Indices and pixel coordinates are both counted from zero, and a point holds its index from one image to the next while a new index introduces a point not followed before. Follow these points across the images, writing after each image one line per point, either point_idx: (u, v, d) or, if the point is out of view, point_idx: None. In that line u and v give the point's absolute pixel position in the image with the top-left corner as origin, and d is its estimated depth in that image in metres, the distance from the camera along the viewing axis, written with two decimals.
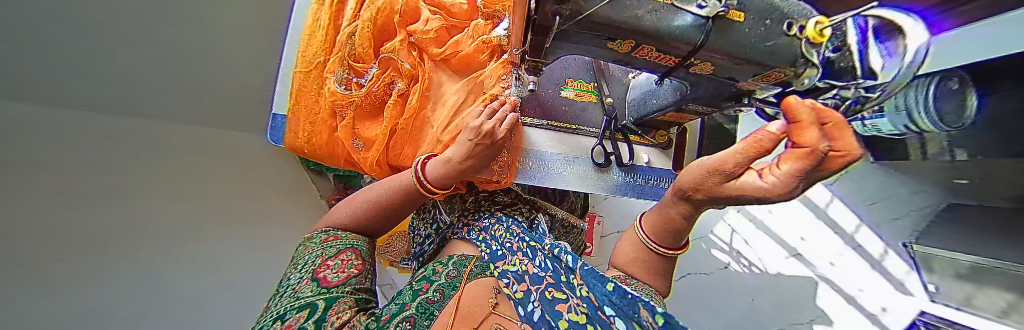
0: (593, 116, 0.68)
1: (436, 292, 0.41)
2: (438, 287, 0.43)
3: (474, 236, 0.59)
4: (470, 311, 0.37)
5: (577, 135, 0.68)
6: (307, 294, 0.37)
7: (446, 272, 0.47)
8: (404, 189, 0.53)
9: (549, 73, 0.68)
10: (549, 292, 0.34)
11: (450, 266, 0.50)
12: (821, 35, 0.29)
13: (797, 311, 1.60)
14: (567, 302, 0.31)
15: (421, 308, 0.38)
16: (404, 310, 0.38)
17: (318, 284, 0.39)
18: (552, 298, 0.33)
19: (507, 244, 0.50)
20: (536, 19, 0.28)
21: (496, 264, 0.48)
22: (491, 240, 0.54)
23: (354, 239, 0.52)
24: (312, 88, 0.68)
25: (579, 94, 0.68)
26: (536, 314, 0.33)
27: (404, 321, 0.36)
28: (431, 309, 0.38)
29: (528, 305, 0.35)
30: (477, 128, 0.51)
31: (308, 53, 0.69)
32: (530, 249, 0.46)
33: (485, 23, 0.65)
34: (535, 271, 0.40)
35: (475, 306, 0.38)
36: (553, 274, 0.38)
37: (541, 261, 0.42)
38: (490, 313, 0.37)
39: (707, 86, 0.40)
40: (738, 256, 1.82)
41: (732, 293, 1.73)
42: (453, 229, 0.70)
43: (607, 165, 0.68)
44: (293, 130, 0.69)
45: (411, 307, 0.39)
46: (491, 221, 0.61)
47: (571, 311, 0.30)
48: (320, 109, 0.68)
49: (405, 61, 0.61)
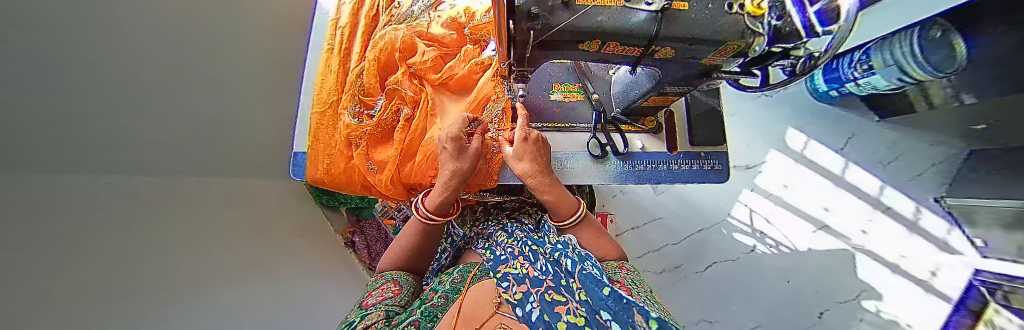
0: (583, 113, 0.74)
1: (440, 298, 0.48)
2: (443, 292, 0.49)
3: (480, 244, 0.64)
4: (471, 313, 0.42)
5: (572, 133, 0.73)
6: (351, 316, 0.45)
7: (450, 279, 0.54)
8: (418, 231, 0.61)
9: (536, 80, 0.75)
10: (549, 294, 0.36)
11: (456, 273, 0.57)
12: (759, 8, 0.33)
13: (840, 288, 1.46)
14: (566, 304, 0.33)
15: (427, 311, 0.44)
16: (411, 315, 0.43)
17: (360, 308, 0.46)
18: (552, 299, 0.34)
19: (508, 250, 0.54)
20: (516, 36, 0.34)
21: (496, 268, 0.50)
22: (496, 247, 0.58)
23: (397, 274, 0.57)
24: (327, 124, 0.75)
25: (567, 96, 0.74)
26: (536, 314, 0.34)
27: (411, 324, 0.41)
28: (435, 312, 0.44)
29: (527, 305, 0.36)
30: (443, 136, 0.60)
31: (322, 94, 0.77)
32: (531, 253, 0.50)
33: (474, 47, 0.73)
34: (535, 274, 0.42)
35: (476, 309, 0.43)
36: (553, 277, 0.40)
37: (541, 265, 0.45)
38: (494, 312, 0.41)
39: (674, 69, 0.45)
40: (762, 237, 1.74)
41: (763, 277, 1.64)
42: (465, 238, 0.75)
43: (604, 156, 0.72)
44: (314, 164, 0.74)
45: (418, 312, 0.44)
46: (496, 229, 0.66)
47: (570, 313, 0.32)
48: (336, 142, 0.73)
49: (408, 89, 0.69)
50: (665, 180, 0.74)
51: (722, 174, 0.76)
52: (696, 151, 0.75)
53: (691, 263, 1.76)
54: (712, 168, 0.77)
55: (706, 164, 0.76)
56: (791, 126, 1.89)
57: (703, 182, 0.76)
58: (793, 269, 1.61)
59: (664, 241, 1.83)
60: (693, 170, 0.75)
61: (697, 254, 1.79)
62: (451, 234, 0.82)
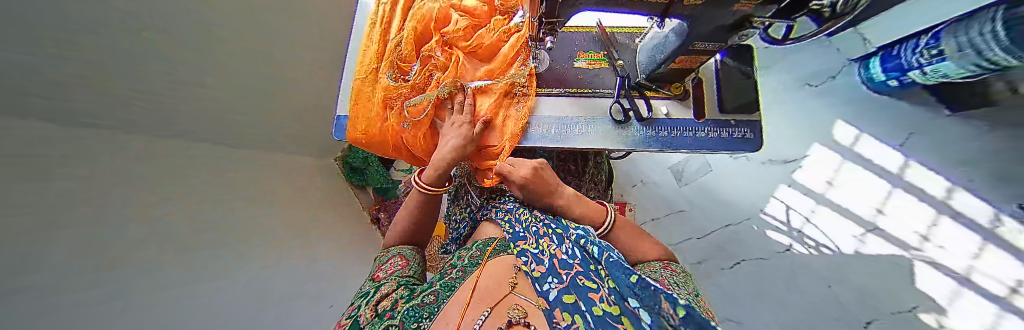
0: (605, 79, 0.83)
1: (460, 271, 0.61)
2: (464, 266, 0.62)
3: (500, 219, 0.74)
4: (488, 290, 0.50)
5: (594, 98, 0.81)
6: (367, 285, 0.60)
7: (471, 254, 0.67)
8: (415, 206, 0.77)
9: (563, 50, 0.87)
10: (579, 279, 0.39)
11: (476, 249, 0.70)
12: None
13: (889, 298, 1.21)
14: (597, 291, 0.34)
15: (446, 284, 0.57)
16: (433, 286, 0.56)
17: (372, 281, 0.61)
18: (583, 285, 0.37)
19: (531, 228, 0.61)
20: None
21: (515, 243, 0.61)
22: (515, 224, 0.67)
23: (402, 249, 0.74)
24: (367, 89, 0.81)
25: (591, 63, 0.85)
26: (552, 292, 0.41)
27: (433, 293, 0.53)
28: (453, 283, 0.56)
29: (545, 283, 0.44)
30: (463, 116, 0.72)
31: (364, 62, 0.84)
32: (554, 236, 0.54)
33: (502, 18, 0.82)
34: (563, 257, 0.46)
35: (493, 287, 0.51)
36: (582, 262, 0.43)
37: (567, 248, 0.48)
38: (508, 292, 0.48)
39: (706, 19, 0.45)
40: (801, 237, 1.59)
41: (797, 280, 1.50)
42: (484, 211, 0.85)
43: (627, 121, 0.78)
44: (352, 124, 0.81)
45: (438, 284, 0.57)
46: (514, 206, 0.74)
47: (603, 300, 0.32)
48: (373, 104, 0.80)
49: (441, 56, 0.78)
50: (687, 149, 0.77)
51: (751, 143, 0.76)
52: (722, 119, 0.77)
53: (718, 259, 1.74)
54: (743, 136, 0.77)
55: (734, 132, 0.77)
56: (840, 118, 1.68)
57: (732, 150, 0.76)
58: (831, 271, 1.41)
59: (686, 234, 1.88)
60: (720, 137, 0.77)
61: (719, 249, 1.77)
62: (470, 204, 0.93)
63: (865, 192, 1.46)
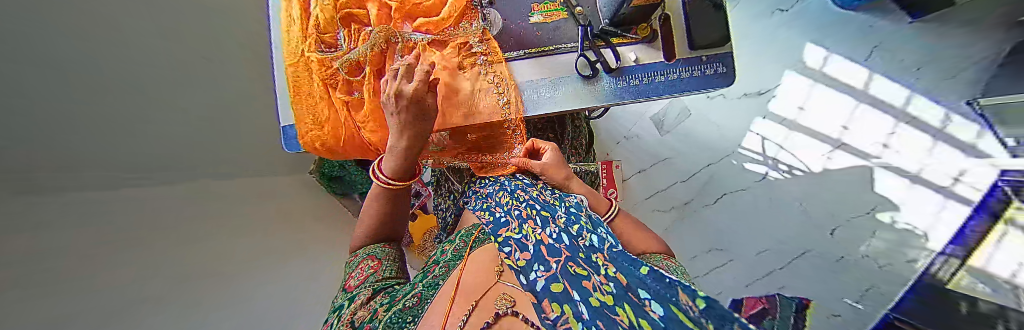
0: (567, 31, 0.76)
1: (443, 268, 0.62)
2: (447, 262, 0.63)
3: (482, 206, 0.70)
4: (467, 289, 0.52)
5: (556, 55, 0.76)
6: (345, 297, 0.63)
7: (454, 248, 0.68)
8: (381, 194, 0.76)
9: (515, 7, 0.81)
10: (572, 268, 0.39)
11: (459, 240, 0.70)
12: None
13: (852, 205, 1.23)
14: (590, 279, 0.34)
15: (427, 284, 0.58)
16: (415, 287, 0.58)
17: (348, 291, 0.64)
18: (576, 274, 0.37)
19: (511, 212, 0.59)
20: None
21: (498, 232, 0.56)
22: (497, 210, 0.64)
23: (376, 249, 0.77)
24: (306, 75, 0.86)
25: (548, 15, 0.78)
26: (540, 283, 0.41)
27: (414, 295, 0.55)
28: (434, 282, 0.58)
29: (532, 274, 0.43)
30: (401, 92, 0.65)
31: (296, 44, 0.85)
32: (540, 218, 0.54)
33: None
34: (551, 243, 0.46)
35: (474, 283, 0.53)
36: (570, 248, 0.43)
37: (553, 231, 0.49)
38: (495, 283, 0.51)
39: None
40: (775, 164, 1.66)
41: (773, 205, 1.56)
42: (465, 197, 0.83)
43: (594, 75, 0.74)
44: (300, 110, 0.87)
45: (421, 284, 0.58)
46: (496, 190, 0.72)
47: (596, 289, 0.32)
48: (315, 90, 0.85)
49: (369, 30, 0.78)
50: (660, 95, 0.74)
51: (725, 78, 0.73)
52: (694, 57, 0.73)
53: (701, 199, 1.90)
54: (716, 72, 0.74)
55: (706, 70, 0.73)
56: (812, 42, 1.73)
57: (708, 89, 0.73)
58: (804, 191, 1.46)
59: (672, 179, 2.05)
60: (691, 77, 0.73)
61: (705, 189, 1.90)
62: (453, 191, 0.91)
63: (834, 111, 1.50)
